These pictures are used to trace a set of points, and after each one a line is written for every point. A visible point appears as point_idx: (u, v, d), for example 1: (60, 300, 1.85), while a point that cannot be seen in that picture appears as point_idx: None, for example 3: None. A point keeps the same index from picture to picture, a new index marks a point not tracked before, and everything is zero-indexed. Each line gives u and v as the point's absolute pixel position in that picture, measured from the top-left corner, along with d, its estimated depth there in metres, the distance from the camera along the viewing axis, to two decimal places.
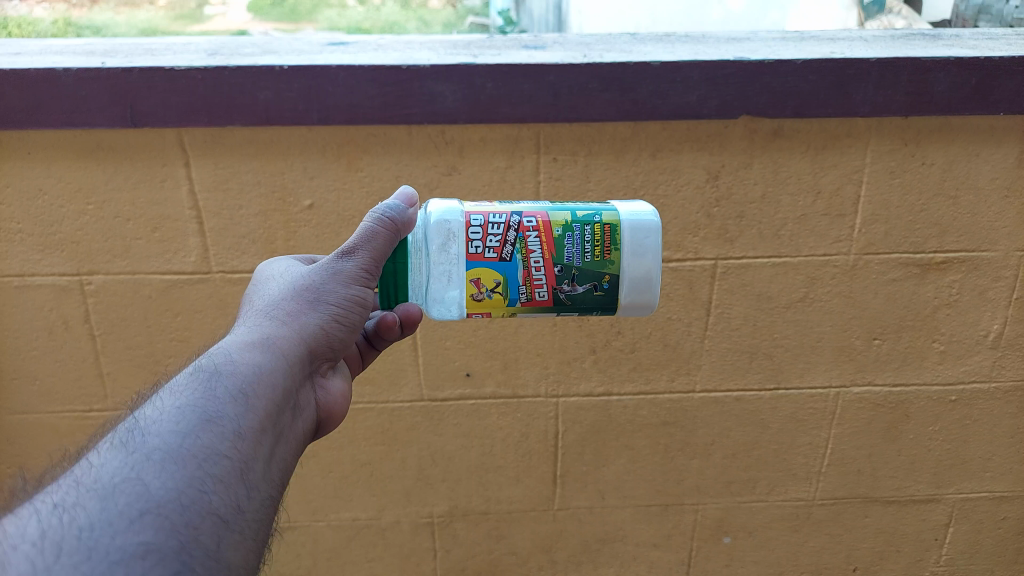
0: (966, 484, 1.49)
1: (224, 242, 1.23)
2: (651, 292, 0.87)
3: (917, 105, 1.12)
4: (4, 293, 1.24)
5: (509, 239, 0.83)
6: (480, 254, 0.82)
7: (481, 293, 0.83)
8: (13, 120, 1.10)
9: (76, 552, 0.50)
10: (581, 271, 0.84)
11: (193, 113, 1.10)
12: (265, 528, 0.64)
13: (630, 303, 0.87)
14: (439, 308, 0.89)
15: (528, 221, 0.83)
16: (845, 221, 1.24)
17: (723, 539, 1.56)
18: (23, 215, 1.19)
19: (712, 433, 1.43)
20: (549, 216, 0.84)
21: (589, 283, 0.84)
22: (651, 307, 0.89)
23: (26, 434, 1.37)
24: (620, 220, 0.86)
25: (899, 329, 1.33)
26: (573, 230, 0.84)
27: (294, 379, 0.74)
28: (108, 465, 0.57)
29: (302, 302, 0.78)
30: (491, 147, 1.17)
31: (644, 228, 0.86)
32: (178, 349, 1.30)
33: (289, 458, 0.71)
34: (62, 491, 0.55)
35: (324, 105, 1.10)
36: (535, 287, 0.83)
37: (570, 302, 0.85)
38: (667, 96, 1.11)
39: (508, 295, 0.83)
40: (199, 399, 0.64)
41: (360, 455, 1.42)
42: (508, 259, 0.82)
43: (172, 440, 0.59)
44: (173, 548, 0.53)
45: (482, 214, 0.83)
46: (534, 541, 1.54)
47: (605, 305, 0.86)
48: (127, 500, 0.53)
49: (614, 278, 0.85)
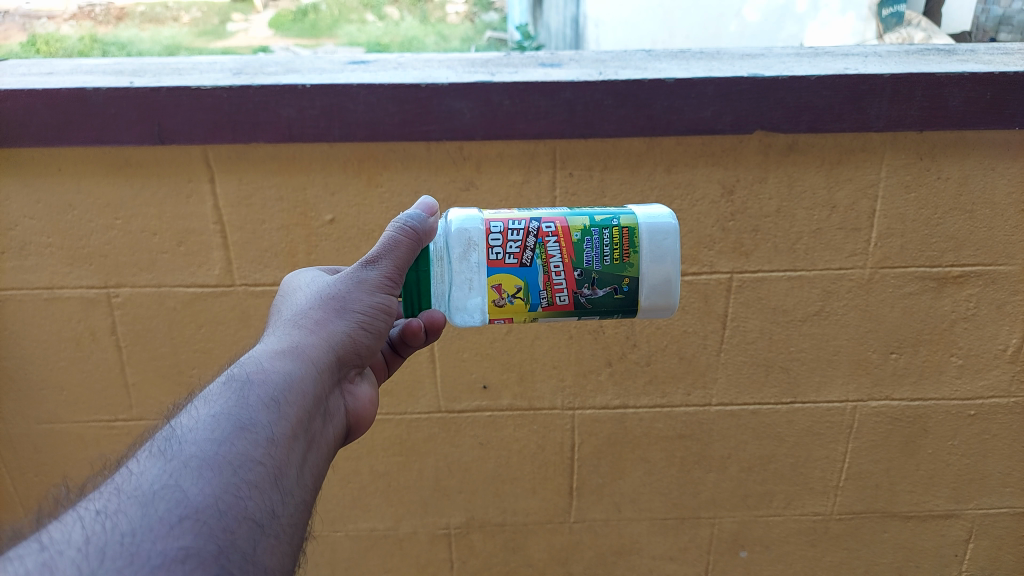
0: (987, 499, 1.48)
1: (247, 255, 1.25)
2: (671, 295, 0.88)
3: (931, 119, 1.13)
4: (33, 304, 1.28)
5: (528, 244, 0.84)
6: (500, 260, 0.84)
7: (502, 298, 0.85)
8: (45, 137, 1.14)
9: (119, 556, 0.51)
10: (601, 275, 0.85)
11: (218, 130, 1.13)
12: (299, 532, 0.66)
13: (650, 305, 0.88)
14: (463, 315, 0.91)
15: (547, 227, 0.84)
16: (861, 235, 1.24)
17: (740, 553, 1.55)
18: (53, 229, 1.23)
19: (728, 446, 1.43)
20: (567, 222, 0.85)
21: (609, 287, 0.85)
22: (671, 309, 0.90)
23: (53, 443, 1.40)
24: (638, 223, 0.87)
25: (916, 343, 1.32)
26: (592, 235, 0.85)
27: (323, 386, 0.76)
28: (148, 472, 0.58)
29: (329, 310, 0.80)
30: (508, 162, 1.19)
31: (661, 231, 0.88)
32: (202, 360, 1.33)
33: (320, 463, 0.73)
34: (104, 499, 0.56)
35: (345, 123, 1.13)
36: (556, 291, 0.85)
37: (590, 306, 0.86)
38: (682, 112, 1.12)
39: (529, 300, 0.85)
40: (233, 408, 0.66)
41: (378, 465, 1.44)
42: (529, 265, 0.84)
43: (208, 447, 0.61)
44: (211, 552, 0.54)
45: (501, 221, 0.85)
46: (550, 553, 1.55)
47: (625, 308, 0.87)
48: (167, 506, 0.55)
49: (633, 280, 0.86)
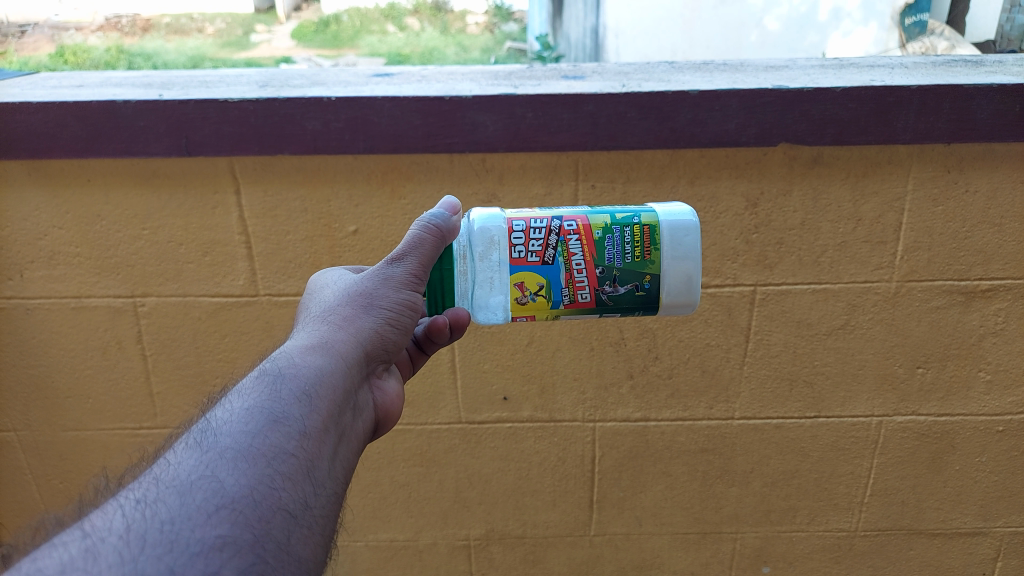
0: (1015, 516, 1.45)
1: (271, 266, 1.26)
2: (692, 292, 0.87)
3: (960, 132, 1.12)
4: (60, 313, 1.30)
5: (550, 242, 0.84)
6: (523, 258, 0.84)
7: (525, 296, 0.84)
8: (74, 149, 1.15)
9: (159, 543, 0.52)
10: (622, 272, 0.85)
11: (244, 141, 1.15)
12: (330, 525, 0.66)
13: (671, 303, 0.88)
14: (486, 312, 0.92)
15: (569, 225, 0.84)
16: (887, 248, 1.23)
17: (763, 568, 1.53)
18: (82, 240, 1.25)
19: (751, 460, 1.41)
20: (589, 220, 0.85)
21: (630, 284, 0.85)
22: (692, 306, 0.89)
23: (78, 450, 1.42)
24: (659, 220, 0.87)
25: (943, 358, 1.30)
26: (613, 232, 0.85)
27: (353, 380, 0.76)
28: (185, 464, 0.59)
29: (356, 306, 0.80)
30: (531, 174, 1.19)
31: (682, 227, 0.87)
32: (224, 369, 1.34)
33: (350, 457, 0.73)
34: (142, 488, 0.57)
35: (370, 135, 1.14)
36: (577, 289, 0.84)
37: (611, 303, 0.86)
38: (705, 124, 1.12)
39: (551, 297, 0.85)
40: (266, 401, 0.67)
41: (398, 476, 1.44)
42: (551, 262, 0.84)
43: (243, 439, 0.62)
44: (247, 541, 0.55)
45: (523, 220, 0.85)
46: (570, 567, 1.54)
47: (645, 306, 0.87)
48: (204, 495, 0.56)
49: (654, 278, 0.86)
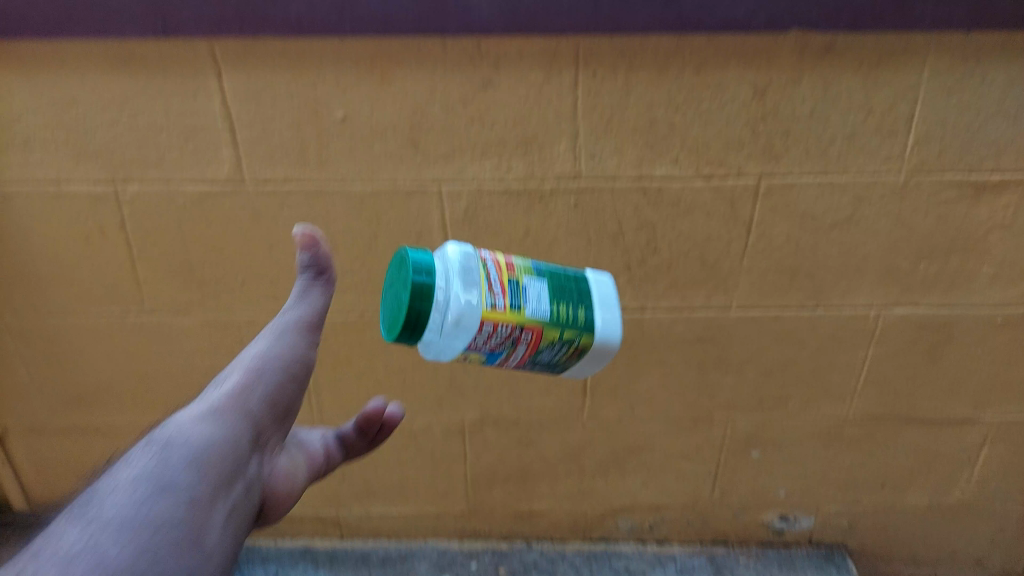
0: (1005, 403, 1.50)
1: (257, 152, 1.21)
2: (598, 365, 1.06)
3: (981, 18, 1.07)
4: (38, 201, 1.25)
5: (506, 343, 0.94)
6: (478, 350, 0.94)
7: (467, 355, 0.96)
8: (41, 26, 1.07)
9: None
10: (554, 358, 1.00)
11: (223, 23, 1.07)
12: None
13: (578, 368, 1.06)
14: (437, 351, 0.95)
15: (526, 336, 0.95)
16: (897, 140, 1.20)
17: (752, 451, 1.60)
18: (55, 124, 1.18)
19: (747, 350, 1.44)
20: (545, 332, 0.96)
21: (552, 365, 1.02)
22: (598, 367, 1.07)
23: (68, 336, 1.41)
24: (596, 339, 1.01)
25: (948, 252, 1.31)
26: (558, 344, 0.98)
27: None
28: None
29: None
30: (529, 61, 1.13)
31: (609, 346, 1.03)
32: (215, 258, 1.32)
33: None
34: None
35: (356, 17, 1.07)
36: (511, 364, 1.00)
37: (535, 365, 1.02)
38: (713, 8, 1.06)
39: (483, 361, 0.98)
40: None
41: (393, 362, 1.45)
42: (499, 354, 0.96)
43: None
44: None
45: (493, 325, 0.92)
46: (564, 448, 1.59)
47: (553, 369, 1.04)
48: None
49: (573, 362, 1.03)
